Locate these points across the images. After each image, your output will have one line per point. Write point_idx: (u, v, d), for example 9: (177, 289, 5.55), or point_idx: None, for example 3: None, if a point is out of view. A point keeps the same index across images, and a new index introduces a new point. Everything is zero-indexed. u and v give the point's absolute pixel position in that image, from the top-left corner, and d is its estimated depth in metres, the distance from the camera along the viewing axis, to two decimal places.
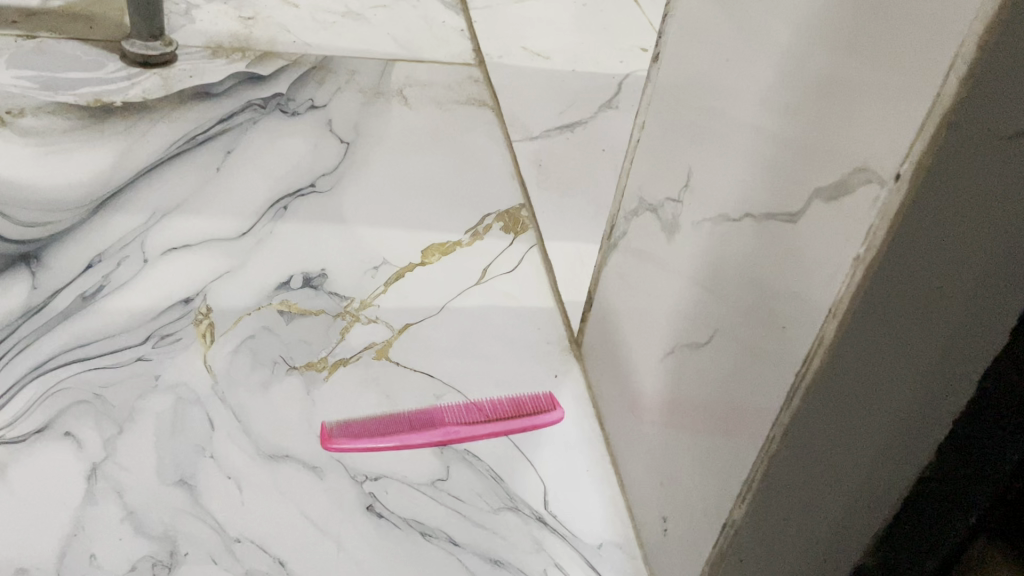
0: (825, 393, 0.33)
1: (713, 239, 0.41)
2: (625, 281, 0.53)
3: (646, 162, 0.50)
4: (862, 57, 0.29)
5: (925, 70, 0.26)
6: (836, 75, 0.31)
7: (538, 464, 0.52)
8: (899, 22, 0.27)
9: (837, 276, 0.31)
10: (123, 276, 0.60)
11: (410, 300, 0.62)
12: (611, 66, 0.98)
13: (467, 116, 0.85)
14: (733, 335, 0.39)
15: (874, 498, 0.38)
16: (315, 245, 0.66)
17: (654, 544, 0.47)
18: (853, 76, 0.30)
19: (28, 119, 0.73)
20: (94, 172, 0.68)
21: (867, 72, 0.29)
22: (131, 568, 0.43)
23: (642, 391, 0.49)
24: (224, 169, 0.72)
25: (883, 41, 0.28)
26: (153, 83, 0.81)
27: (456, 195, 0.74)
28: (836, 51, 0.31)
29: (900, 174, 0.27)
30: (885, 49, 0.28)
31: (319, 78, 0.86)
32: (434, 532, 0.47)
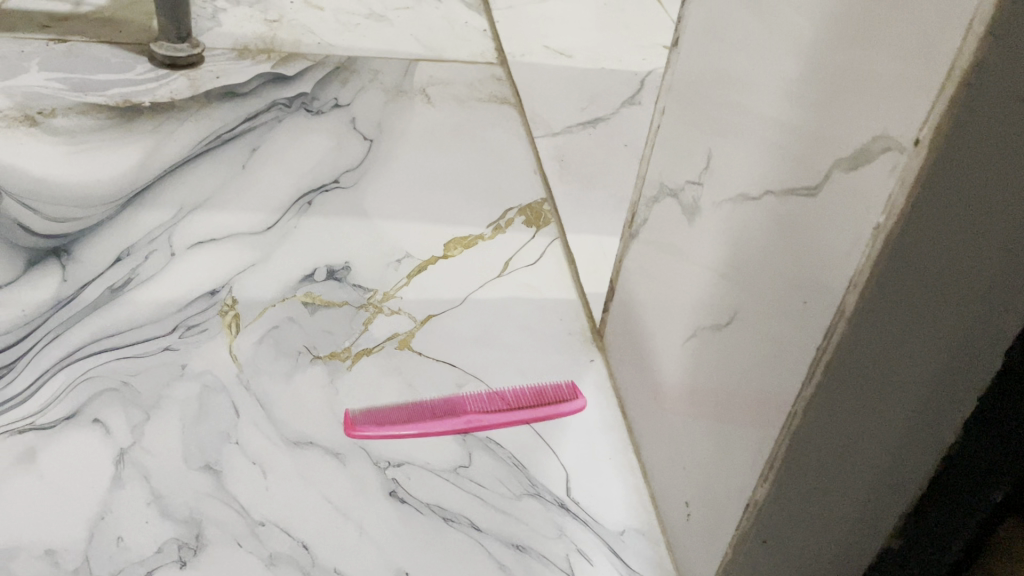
0: (847, 366, 0.33)
1: (733, 219, 0.41)
2: (645, 268, 0.53)
3: (666, 147, 0.50)
4: (880, 24, 0.29)
5: (944, 32, 0.26)
6: (854, 44, 0.31)
7: (560, 451, 0.52)
8: None
9: (858, 247, 0.30)
10: (151, 269, 0.61)
11: (432, 292, 0.63)
12: (633, 64, 0.98)
13: (489, 113, 0.86)
14: (754, 314, 0.39)
15: (899, 477, 0.38)
16: (338, 239, 0.66)
17: (677, 529, 0.47)
18: (871, 44, 0.30)
19: (59, 119, 0.74)
20: (123, 169, 0.70)
21: (885, 38, 0.29)
22: (157, 549, 0.44)
23: (664, 377, 0.49)
24: (249, 166, 0.73)
25: (901, 6, 0.28)
26: (180, 83, 0.82)
27: (478, 191, 0.75)
28: (854, 21, 0.31)
29: (920, 139, 0.27)
30: (904, 14, 0.28)
31: (343, 78, 0.87)
32: (456, 518, 0.47)
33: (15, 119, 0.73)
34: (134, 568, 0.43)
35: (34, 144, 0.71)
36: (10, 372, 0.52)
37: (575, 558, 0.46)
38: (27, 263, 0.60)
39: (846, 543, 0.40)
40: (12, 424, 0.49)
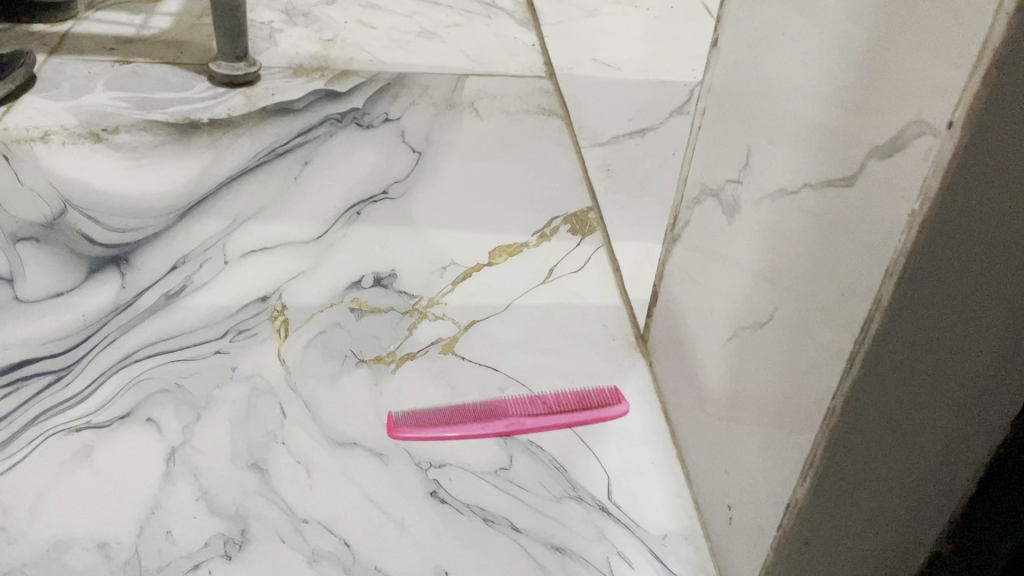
0: (885, 360, 0.32)
1: (772, 215, 0.40)
2: (687, 272, 0.52)
3: (707, 148, 0.49)
4: (914, 8, 0.29)
5: (976, 10, 0.26)
6: (887, 29, 0.30)
7: (603, 455, 0.52)
8: None
9: (894, 235, 0.30)
10: (205, 277, 0.63)
11: (477, 298, 0.63)
12: (682, 75, 0.98)
13: (536, 125, 0.86)
14: (793, 310, 0.38)
15: (943, 474, 0.37)
16: (386, 247, 0.68)
17: (720, 533, 0.46)
18: (904, 28, 0.29)
19: (122, 136, 0.77)
20: (181, 182, 0.72)
21: (918, 21, 0.28)
22: (204, 543, 0.45)
23: (706, 380, 0.49)
24: (301, 178, 0.74)
25: None
26: (237, 101, 0.85)
27: (525, 200, 0.75)
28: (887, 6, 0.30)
29: (953, 121, 0.27)
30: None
31: (394, 93, 0.89)
32: (496, 519, 0.47)
33: (81, 136, 0.77)
34: (181, 561, 0.44)
35: (98, 160, 0.74)
36: (70, 373, 0.54)
37: (616, 561, 0.46)
38: (89, 270, 0.62)
39: (892, 546, 0.39)
40: (70, 422, 0.51)
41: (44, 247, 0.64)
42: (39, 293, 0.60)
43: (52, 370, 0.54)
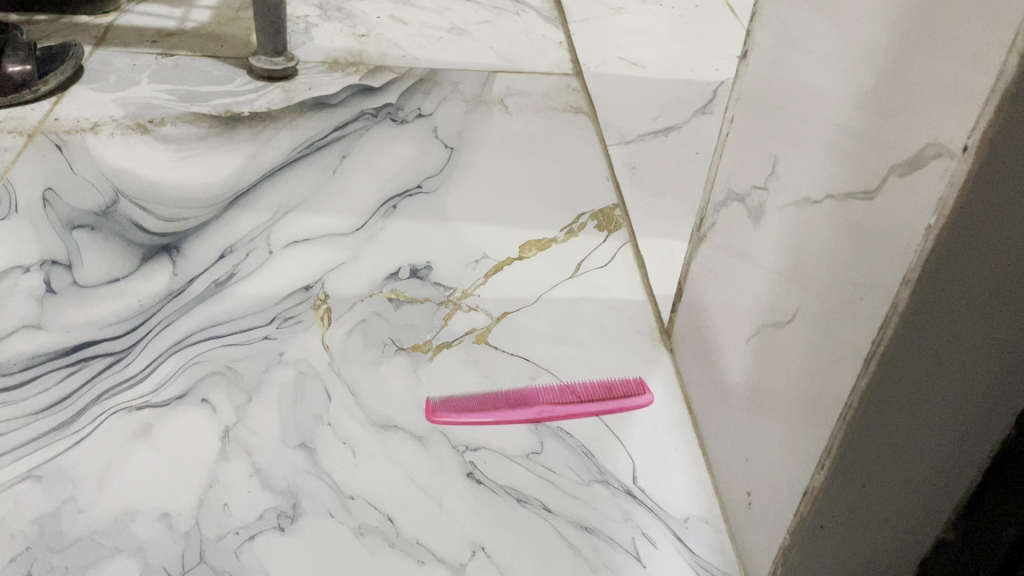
0: (900, 359, 0.35)
1: (796, 222, 0.43)
2: (712, 272, 0.55)
3: (734, 154, 0.52)
4: (934, 43, 0.32)
5: (993, 48, 0.28)
6: (911, 56, 0.33)
7: (628, 443, 0.55)
8: (967, 9, 0.30)
9: (912, 246, 0.33)
10: (251, 266, 0.66)
11: (508, 291, 0.66)
12: (706, 74, 1.00)
13: (564, 122, 0.89)
14: (815, 310, 0.41)
15: (952, 467, 0.39)
16: (421, 240, 0.71)
17: (739, 518, 0.49)
18: (926, 57, 0.32)
19: (168, 128, 0.81)
20: (225, 174, 0.75)
21: (939, 53, 0.31)
22: (259, 516, 0.48)
23: (729, 374, 0.52)
24: (339, 171, 0.77)
25: (953, 26, 0.30)
26: (276, 95, 0.88)
27: (553, 196, 0.78)
28: (911, 39, 0.33)
29: (968, 146, 0.30)
30: (955, 34, 0.30)
31: (426, 89, 0.92)
32: (529, 499, 0.51)
33: (129, 128, 0.80)
34: (238, 532, 0.47)
35: (145, 151, 0.77)
36: (129, 356, 0.57)
37: (641, 541, 0.49)
38: (142, 258, 0.65)
39: (902, 533, 0.42)
40: (130, 401, 0.54)
41: (99, 235, 0.67)
42: (97, 279, 0.63)
43: (112, 352, 0.58)
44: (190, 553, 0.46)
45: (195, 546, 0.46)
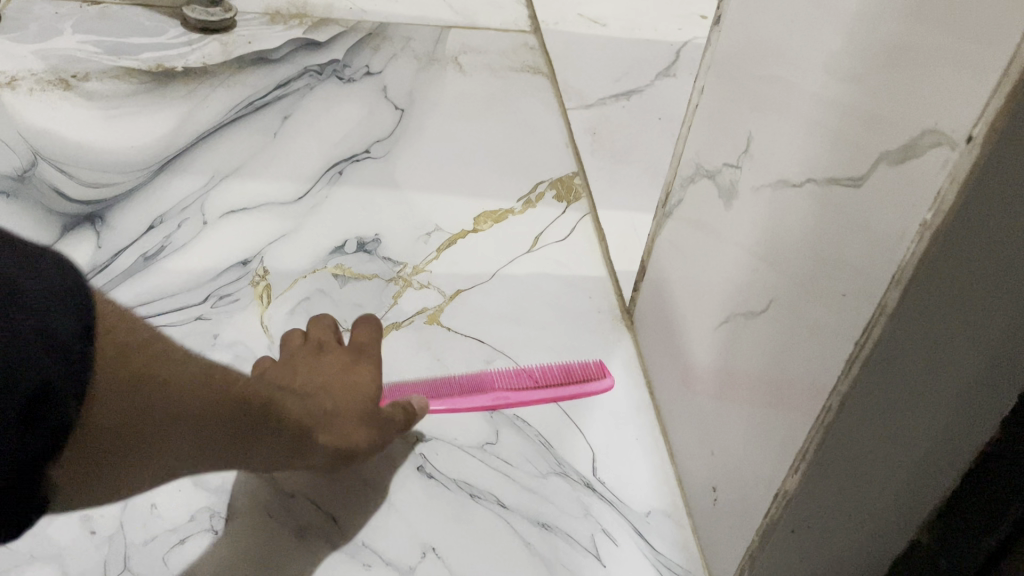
0: (884, 363, 0.32)
1: (771, 206, 0.40)
2: (677, 251, 0.52)
3: (704, 128, 0.49)
4: (929, 22, 0.28)
5: (1001, 33, 0.25)
6: (903, 31, 0.30)
7: (587, 430, 0.52)
8: None
9: (904, 242, 0.30)
10: (183, 238, 0.61)
11: (462, 267, 0.63)
12: (669, 33, 0.95)
13: (521, 84, 0.85)
14: (790, 302, 0.38)
15: (930, 467, 0.37)
16: (369, 211, 0.67)
17: (702, 513, 0.47)
18: (920, 33, 0.29)
19: (94, 83, 0.74)
20: (156, 136, 0.70)
21: (936, 28, 0.28)
22: (190, 517, 0.45)
23: (694, 360, 0.49)
24: (281, 134, 0.73)
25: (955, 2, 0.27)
26: (213, 49, 0.82)
27: (510, 163, 0.74)
28: (903, 15, 0.30)
29: (973, 136, 0.26)
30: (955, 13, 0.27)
31: (375, 45, 0.86)
32: (483, 495, 0.48)
33: (50, 82, 0.74)
34: (167, 536, 0.45)
35: (68, 109, 0.71)
36: None
37: (600, 538, 0.47)
38: (64, 228, 0.61)
39: (874, 533, 0.40)
40: None
41: (16, 203, 0.62)
42: None
43: None
44: (114, 561, 0.43)
45: (118, 553, 0.44)
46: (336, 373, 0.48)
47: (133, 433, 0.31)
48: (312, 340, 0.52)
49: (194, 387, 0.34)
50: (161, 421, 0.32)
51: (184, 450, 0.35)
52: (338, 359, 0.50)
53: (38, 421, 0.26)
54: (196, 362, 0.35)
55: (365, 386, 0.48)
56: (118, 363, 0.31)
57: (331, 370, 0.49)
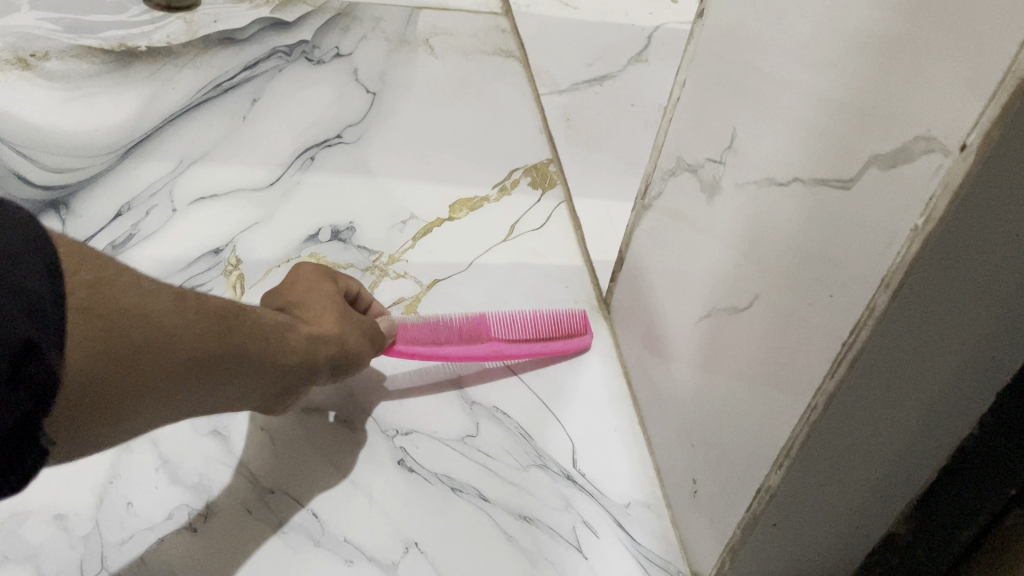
0: (870, 363, 0.33)
1: (756, 202, 0.40)
2: (657, 242, 0.52)
3: (686, 121, 0.49)
4: (916, 30, 0.28)
5: (989, 45, 0.25)
6: (887, 37, 0.30)
7: (566, 421, 0.53)
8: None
9: (893, 247, 0.30)
10: (151, 226, 0.61)
11: (438, 257, 0.62)
12: (641, 17, 0.94)
13: (494, 67, 0.84)
14: (774, 300, 0.38)
15: (906, 460, 0.38)
16: (342, 197, 0.66)
17: (681, 505, 0.47)
18: (904, 39, 0.29)
19: (53, 62, 0.72)
20: (120, 118, 0.68)
21: (919, 36, 0.28)
22: (167, 515, 0.45)
23: (673, 353, 0.49)
24: (249, 117, 0.71)
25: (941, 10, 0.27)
26: (177, 28, 0.80)
27: (484, 149, 0.73)
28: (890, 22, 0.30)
29: (967, 144, 0.26)
30: (944, 24, 0.27)
31: (344, 26, 0.85)
32: (464, 488, 0.48)
33: (7, 62, 0.71)
34: (145, 533, 0.44)
35: (27, 90, 0.69)
36: None
37: (581, 530, 0.47)
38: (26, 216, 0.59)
39: (851, 523, 0.41)
40: None
41: None
42: None
43: None
44: (90, 560, 0.43)
45: (95, 552, 0.43)
46: (333, 303, 0.48)
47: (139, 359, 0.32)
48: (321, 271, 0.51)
49: (174, 306, 0.34)
50: (163, 345, 0.33)
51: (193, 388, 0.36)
52: (332, 292, 0.49)
53: (19, 378, 0.26)
54: (171, 291, 0.35)
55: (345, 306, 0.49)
56: (102, 290, 0.31)
57: (321, 299, 0.48)
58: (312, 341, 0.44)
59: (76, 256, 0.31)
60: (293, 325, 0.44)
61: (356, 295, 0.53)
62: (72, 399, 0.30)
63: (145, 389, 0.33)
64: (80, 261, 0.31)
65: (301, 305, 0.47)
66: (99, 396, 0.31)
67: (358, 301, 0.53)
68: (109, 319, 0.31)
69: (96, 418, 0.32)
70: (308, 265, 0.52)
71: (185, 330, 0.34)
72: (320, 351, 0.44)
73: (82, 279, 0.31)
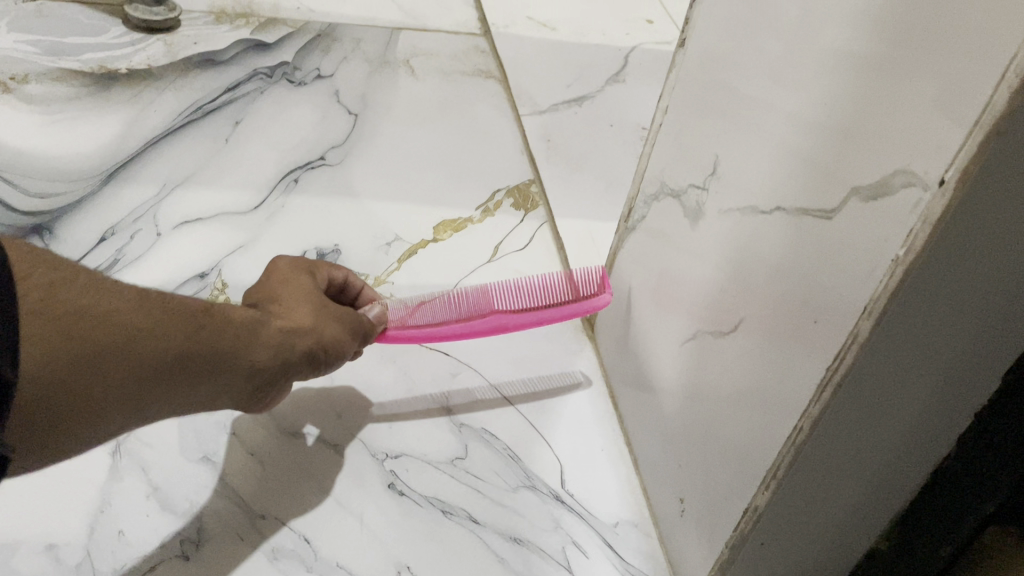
0: (854, 387, 0.34)
1: (739, 229, 0.41)
2: (641, 264, 0.53)
3: (668, 148, 0.50)
4: (896, 69, 0.29)
5: (966, 88, 0.26)
6: (867, 77, 0.31)
7: (554, 442, 0.53)
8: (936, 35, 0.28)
9: (875, 276, 0.31)
10: (136, 250, 0.61)
11: (423, 278, 0.63)
12: (618, 38, 0.96)
13: (474, 88, 0.85)
14: (758, 325, 0.39)
15: (888, 478, 0.39)
16: (327, 220, 0.66)
17: (669, 524, 0.48)
18: (885, 79, 0.30)
19: (32, 85, 0.72)
20: (102, 141, 0.68)
21: (900, 77, 0.29)
22: (159, 544, 0.45)
23: (658, 374, 0.50)
24: (232, 140, 0.71)
25: (920, 52, 0.28)
26: (158, 49, 0.80)
27: (466, 170, 0.74)
28: (870, 63, 0.31)
29: (945, 179, 0.28)
30: (923, 65, 0.28)
31: (325, 47, 0.85)
32: (454, 511, 0.48)
33: None
34: (137, 563, 0.44)
35: (7, 113, 0.68)
36: None
37: (571, 550, 0.48)
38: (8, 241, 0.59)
39: (835, 541, 0.42)
40: None
41: None
42: None
43: None
44: None
45: None
46: (305, 294, 0.48)
47: (99, 358, 0.32)
48: (300, 264, 0.51)
49: (137, 308, 0.34)
50: (125, 344, 0.33)
51: (166, 390, 0.36)
52: (305, 284, 0.49)
53: None
54: (136, 293, 0.35)
55: (318, 295, 0.48)
56: (57, 292, 0.31)
57: (292, 293, 0.47)
58: (285, 334, 0.43)
59: (31, 263, 0.32)
60: (265, 320, 0.43)
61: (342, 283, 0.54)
62: (33, 404, 0.30)
63: (111, 392, 0.33)
64: (35, 266, 0.31)
65: (278, 297, 0.47)
66: (58, 400, 0.31)
67: (348, 287, 0.55)
68: (61, 320, 0.31)
69: (66, 425, 0.32)
70: (285, 257, 0.51)
71: (149, 332, 0.34)
72: (296, 345, 0.44)
73: (36, 284, 0.31)
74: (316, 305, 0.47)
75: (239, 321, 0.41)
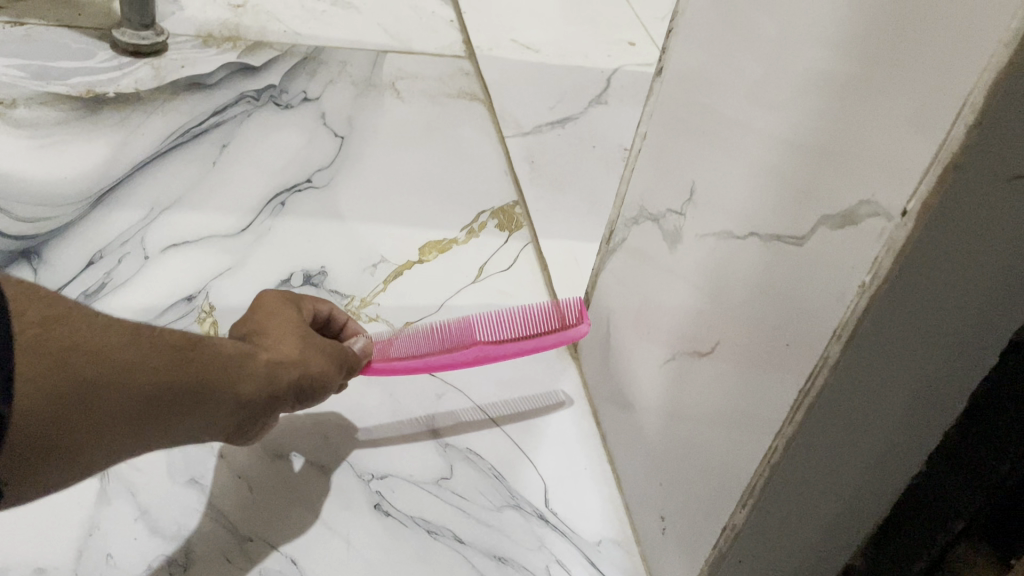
0: (825, 408, 0.35)
1: (716, 253, 0.43)
2: (622, 285, 0.55)
3: (647, 173, 0.51)
4: (862, 104, 0.31)
5: (926, 124, 0.28)
6: (835, 110, 0.33)
7: (538, 461, 0.54)
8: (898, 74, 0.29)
9: (843, 301, 0.32)
10: (124, 274, 0.61)
11: (409, 299, 0.64)
12: (600, 60, 0.97)
13: (459, 110, 0.86)
14: (735, 347, 0.41)
15: (860, 495, 0.41)
16: (313, 242, 0.67)
17: (650, 541, 0.49)
18: (851, 113, 0.31)
19: (20, 110, 0.72)
20: (90, 165, 0.69)
21: (865, 112, 0.31)
22: (147, 567, 0.45)
23: (639, 394, 0.51)
24: (220, 163, 0.72)
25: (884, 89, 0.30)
26: (145, 73, 0.81)
27: (451, 192, 0.75)
28: (837, 97, 0.32)
29: (908, 211, 0.29)
30: (886, 102, 0.29)
31: (311, 69, 0.86)
32: (440, 530, 0.49)
33: None
34: None
35: None
36: None
37: (554, 569, 0.48)
38: None
39: (810, 556, 0.43)
40: None
41: None
42: None
43: None
44: None
45: None
46: (291, 327, 0.49)
47: (92, 392, 0.33)
48: (286, 298, 0.52)
49: (129, 341, 0.35)
50: (117, 377, 0.34)
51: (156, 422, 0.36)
52: (290, 318, 0.50)
53: None
54: (127, 327, 0.36)
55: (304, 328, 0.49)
56: (52, 329, 0.32)
57: (278, 327, 0.48)
58: (271, 366, 0.44)
59: (27, 299, 0.32)
60: (252, 353, 0.44)
61: (327, 317, 0.54)
62: (26, 438, 0.31)
63: (103, 426, 0.34)
64: (30, 302, 0.32)
65: (263, 330, 0.48)
66: (50, 433, 0.31)
67: (333, 320, 0.55)
68: (56, 355, 0.32)
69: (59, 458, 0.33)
70: (271, 291, 0.52)
71: (140, 365, 0.35)
72: (283, 376, 0.45)
73: (31, 320, 0.32)
74: (301, 337, 0.48)
75: (227, 353, 0.42)
